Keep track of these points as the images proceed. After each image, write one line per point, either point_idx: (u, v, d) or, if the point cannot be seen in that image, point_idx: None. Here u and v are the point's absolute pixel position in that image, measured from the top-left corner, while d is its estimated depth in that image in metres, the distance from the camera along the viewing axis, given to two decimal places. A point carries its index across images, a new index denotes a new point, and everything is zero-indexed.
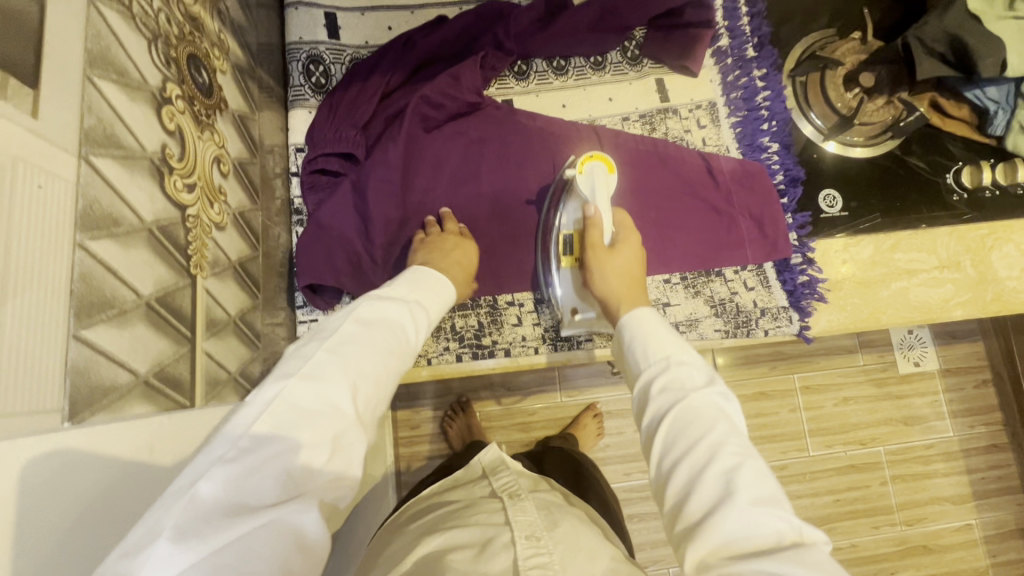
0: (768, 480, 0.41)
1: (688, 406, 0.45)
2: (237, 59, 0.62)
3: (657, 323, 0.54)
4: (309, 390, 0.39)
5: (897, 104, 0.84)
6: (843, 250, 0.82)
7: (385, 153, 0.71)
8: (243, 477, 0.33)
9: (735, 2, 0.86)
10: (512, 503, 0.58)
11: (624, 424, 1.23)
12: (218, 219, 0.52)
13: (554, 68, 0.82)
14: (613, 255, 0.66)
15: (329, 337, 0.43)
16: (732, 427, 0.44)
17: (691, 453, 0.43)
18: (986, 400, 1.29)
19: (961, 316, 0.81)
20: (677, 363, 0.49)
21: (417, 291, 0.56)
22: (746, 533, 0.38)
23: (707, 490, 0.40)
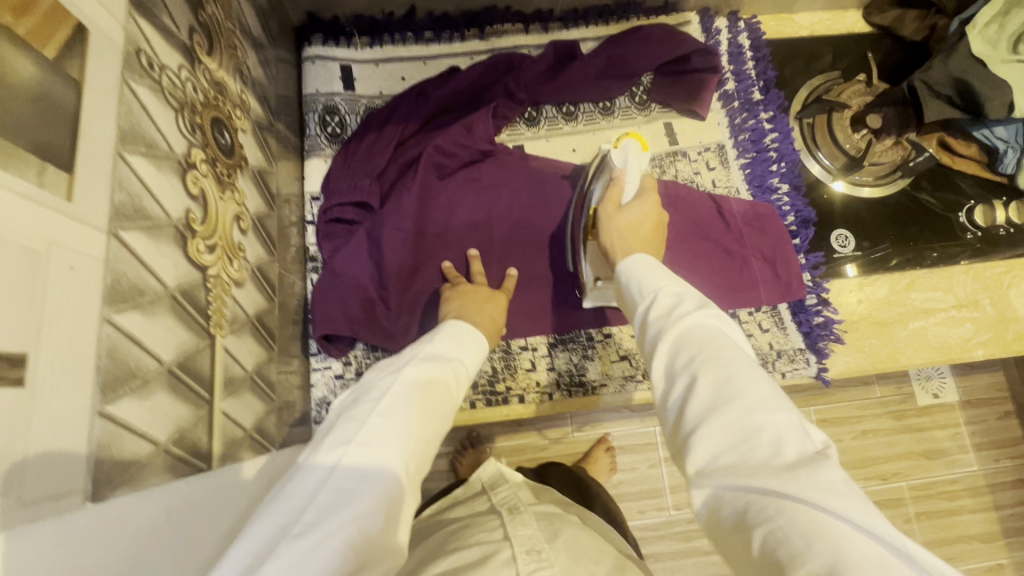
0: (771, 392, 0.35)
1: (681, 331, 0.41)
2: (257, 115, 0.63)
3: (656, 263, 0.51)
4: (364, 458, 0.39)
5: (905, 144, 0.85)
6: (857, 290, 0.82)
7: (399, 202, 0.73)
8: (308, 553, 0.33)
9: (740, 47, 0.88)
10: (511, 518, 0.57)
11: (637, 460, 1.20)
12: (236, 274, 0.53)
13: (564, 114, 0.84)
14: (622, 211, 0.61)
15: (380, 400, 0.43)
16: (731, 346, 0.39)
17: (685, 377, 0.38)
18: (1009, 433, 1.25)
19: (983, 356, 0.80)
20: (667, 290, 0.46)
21: (457, 346, 0.55)
22: (745, 447, 0.33)
23: (701, 407, 0.36)
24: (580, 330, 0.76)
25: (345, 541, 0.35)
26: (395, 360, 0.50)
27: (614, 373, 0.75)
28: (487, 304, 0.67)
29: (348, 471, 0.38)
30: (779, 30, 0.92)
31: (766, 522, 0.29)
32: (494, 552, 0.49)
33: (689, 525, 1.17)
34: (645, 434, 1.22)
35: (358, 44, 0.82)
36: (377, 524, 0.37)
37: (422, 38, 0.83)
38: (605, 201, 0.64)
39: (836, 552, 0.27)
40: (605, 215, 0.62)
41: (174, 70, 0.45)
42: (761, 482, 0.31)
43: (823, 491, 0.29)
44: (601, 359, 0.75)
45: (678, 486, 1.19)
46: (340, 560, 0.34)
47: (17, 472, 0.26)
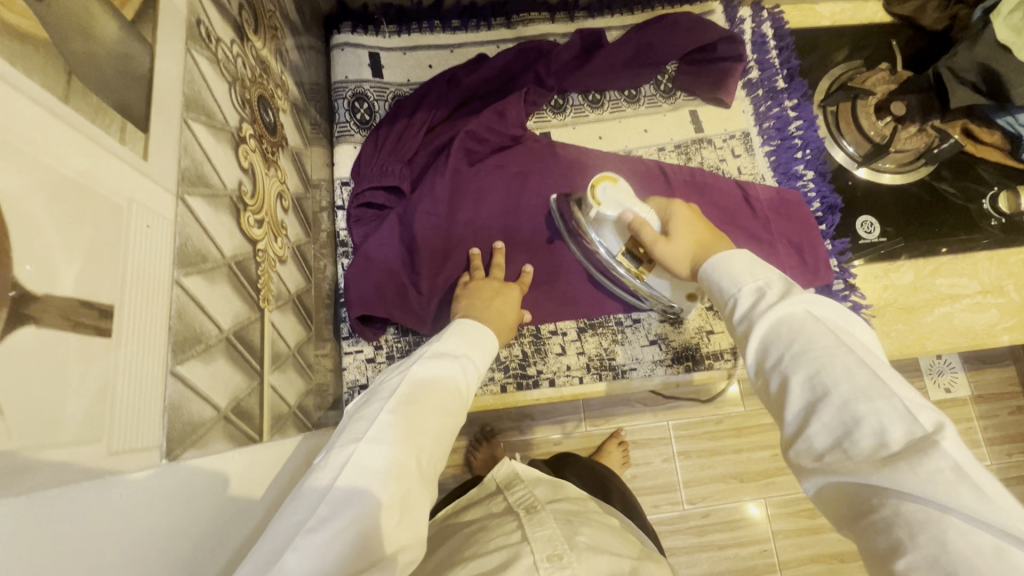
0: (873, 379, 0.36)
1: (772, 324, 0.42)
2: (295, 98, 0.64)
3: (741, 253, 0.49)
4: (376, 454, 0.40)
5: (930, 132, 0.86)
6: (882, 276, 0.82)
7: (431, 187, 0.73)
8: (323, 546, 0.34)
9: (764, 36, 0.88)
10: (529, 518, 0.57)
11: (651, 454, 1.20)
12: (281, 251, 0.53)
13: (590, 102, 0.84)
14: (672, 241, 0.59)
15: (389, 399, 0.44)
16: (826, 334, 0.39)
17: (779, 371, 0.40)
18: (1020, 427, 1.26)
19: (1009, 341, 0.81)
20: (754, 286, 0.46)
21: (465, 344, 0.55)
22: (846, 440, 0.34)
23: (800, 401, 0.38)
24: (609, 315, 0.76)
25: (360, 532, 0.35)
26: (402, 363, 0.50)
27: (644, 357, 0.75)
28: (496, 300, 0.67)
29: (360, 467, 0.39)
30: (802, 19, 0.93)
31: (875, 513, 0.32)
32: (515, 559, 0.49)
33: (704, 519, 1.17)
34: (660, 429, 1.22)
35: (386, 32, 0.83)
36: (391, 517, 0.37)
37: (449, 26, 0.84)
38: (648, 243, 0.61)
39: (940, 540, 0.29)
40: (662, 252, 0.59)
41: (228, 44, 0.45)
42: (860, 476, 0.33)
43: (929, 481, 0.30)
44: (631, 343, 0.76)
45: (692, 481, 1.19)
46: (353, 553, 0.34)
47: (104, 421, 0.27)
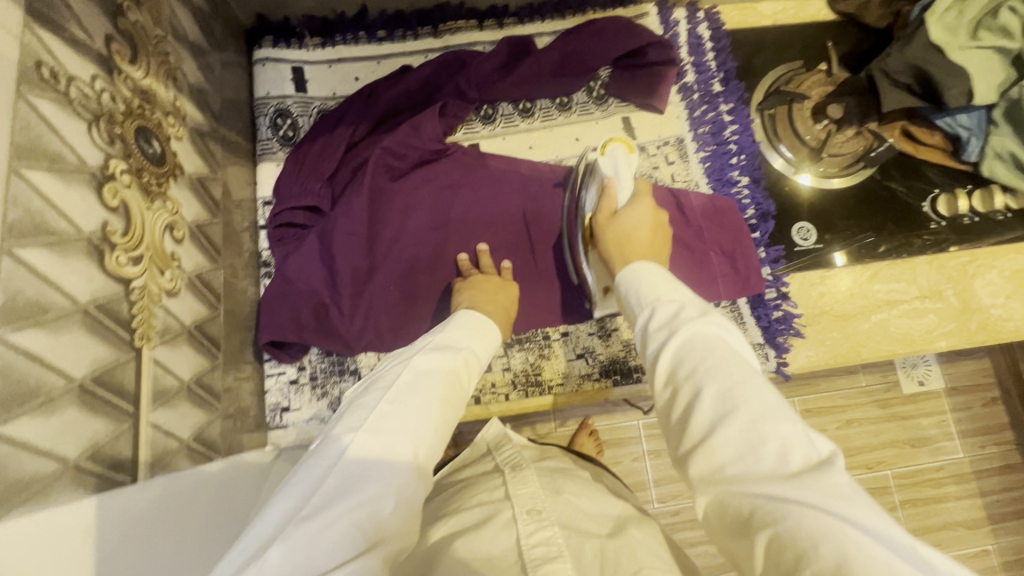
0: (778, 403, 0.38)
1: (681, 339, 0.43)
2: (197, 122, 0.62)
3: (655, 270, 0.51)
4: (374, 444, 0.42)
5: (865, 135, 0.84)
6: (818, 283, 0.81)
7: (349, 205, 0.72)
8: (319, 531, 0.36)
9: (700, 38, 0.86)
10: (513, 475, 0.57)
11: (620, 453, 1.24)
12: (169, 284, 0.52)
13: (521, 111, 0.83)
14: (618, 217, 0.62)
15: (389, 389, 0.46)
16: (732, 356, 0.41)
17: (686, 386, 0.41)
18: (995, 418, 1.34)
19: (946, 347, 0.80)
20: (668, 299, 0.46)
21: (468, 334, 0.57)
22: (753, 459, 0.36)
23: (704, 419, 0.39)
24: (537, 329, 0.76)
25: (354, 520, 0.38)
26: (405, 351, 0.53)
27: (571, 371, 0.75)
28: (500, 293, 0.69)
29: (357, 458, 0.41)
30: (742, 20, 0.90)
31: (779, 525, 0.33)
32: (494, 514, 0.50)
33: (674, 517, 1.20)
34: (629, 428, 1.25)
35: (310, 45, 0.81)
36: (386, 505, 0.40)
37: (375, 37, 0.82)
38: (602, 210, 0.65)
39: (842, 553, 0.30)
40: (601, 224, 0.63)
41: (87, 81, 0.44)
42: (762, 489, 0.34)
43: (825, 490, 0.33)
44: (558, 358, 0.76)
45: (662, 479, 1.23)
46: (348, 539, 0.37)
47: None
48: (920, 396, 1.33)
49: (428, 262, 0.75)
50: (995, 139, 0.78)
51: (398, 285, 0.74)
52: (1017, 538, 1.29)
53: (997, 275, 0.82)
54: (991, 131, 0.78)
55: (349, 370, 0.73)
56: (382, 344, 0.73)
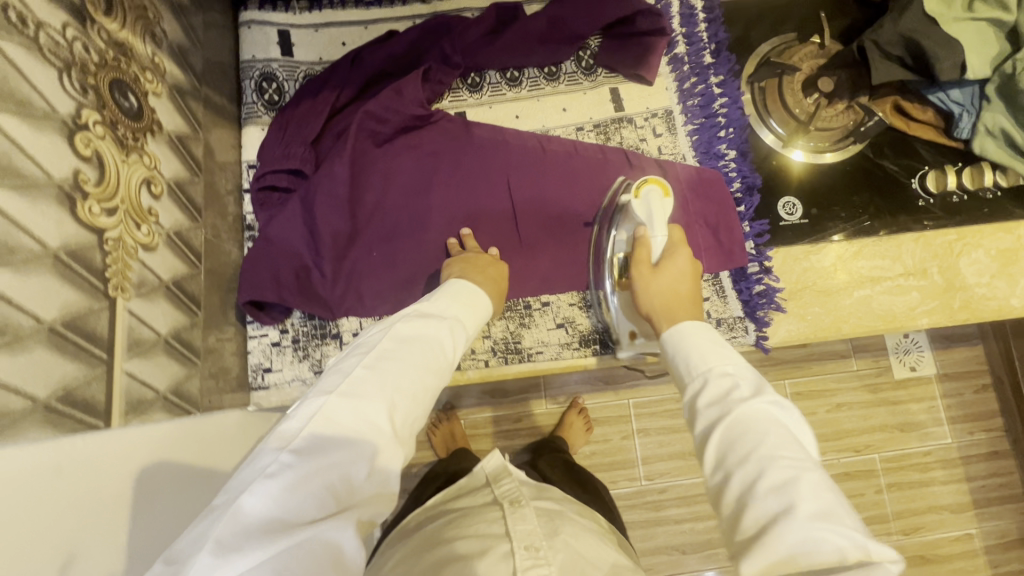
0: (835, 504, 0.40)
1: (732, 420, 0.47)
2: (177, 80, 0.62)
3: (708, 338, 0.56)
4: (346, 404, 0.42)
5: (856, 109, 0.83)
6: (803, 258, 0.81)
7: (332, 169, 0.72)
8: (282, 495, 0.36)
9: (692, 9, 0.85)
10: (512, 511, 0.61)
11: (610, 431, 1.26)
12: (146, 239, 0.53)
13: (508, 80, 0.82)
14: (659, 272, 0.66)
15: (368, 354, 0.47)
16: (786, 441, 0.45)
17: (739, 471, 0.44)
18: (985, 406, 1.34)
19: (927, 325, 0.80)
20: (722, 372, 0.52)
21: (452, 307, 0.58)
22: (809, 555, 0.38)
23: (761, 512, 0.41)
24: (518, 297, 0.77)
25: (323, 483, 0.38)
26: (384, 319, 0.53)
27: (550, 341, 0.76)
28: (490, 268, 0.70)
29: (327, 419, 0.41)
30: None
31: None
32: (491, 547, 0.53)
33: (661, 494, 1.22)
34: (621, 407, 1.27)
35: (296, 9, 0.80)
36: (360, 472, 0.40)
37: (362, 2, 0.81)
38: (638, 261, 0.68)
39: None
40: (642, 276, 0.67)
41: (58, 29, 0.44)
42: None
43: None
44: (537, 327, 0.76)
45: (651, 458, 1.25)
46: (314, 501, 0.37)
47: None
48: (912, 381, 1.33)
49: (410, 228, 0.76)
50: (987, 116, 0.78)
51: (380, 251, 0.75)
52: (1000, 521, 1.30)
53: (983, 255, 0.82)
54: (982, 107, 0.78)
55: (331, 334, 0.73)
56: (364, 308, 0.74)
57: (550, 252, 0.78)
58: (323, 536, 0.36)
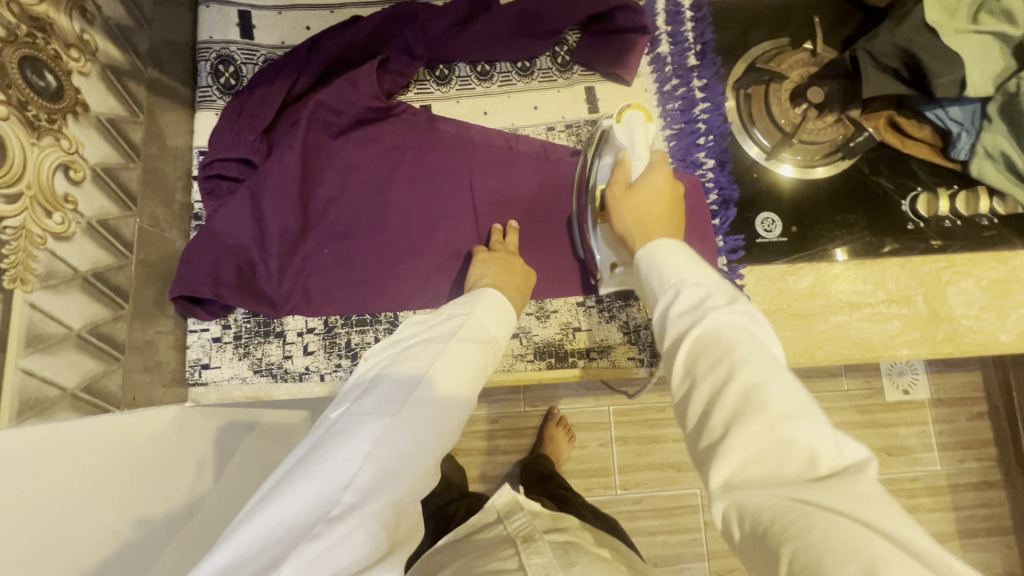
0: (808, 406, 0.40)
1: (705, 326, 0.45)
2: (112, 59, 0.59)
3: (677, 249, 0.54)
4: (403, 439, 0.46)
5: (846, 123, 0.77)
6: (779, 278, 0.76)
7: (280, 161, 0.69)
8: (344, 539, 0.40)
9: (679, 6, 0.80)
10: (527, 546, 0.60)
11: (588, 438, 1.23)
12: (60, 228, 0.50)
13: (478, 73, 0.78)
14: (630, 193, 0.63)
15: (422, 380, 0.50)
16: (757, 350, 0.43)
17: (708, 379, 0.43)
18: (980, 434, 1.29)
19: (907, 355, 0.75)
20: (692, 282, 0.50)
21: (492, 316, 0.60)
22: (777, 461, 0.38)
23: (731, 416, 0.41)
24: None
25: (378, 526, 0.41)
26: (433, 331, 0.55)
27: (503, 352, 0.72)
28: (519, 271, 0.68)
29: (387, 457, 0.44)
30: None
31: (802, 535, 0.34)
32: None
33: (636, 505, 1.19)
34: (600, 414, 1.23)
35: None
36: (406, 500, 0.45)
37: None
38: (614, 183, 0.66)
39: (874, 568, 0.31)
40: (615, 198, 0.64)
41: None
42: (787, 495, 0.36)
43: (854, 498, 0.34)
44: None
45: (628, 468, 1.22)
46: (370, 543, 0.41)
47: None
48: (904, 405, 1.28)
49: (366, 225, 0.73)
50: (988, 136, 0.72)
51: (334, 249, 0.72)
52: (986, 554, 1.26)
53: (974, 285, 0.77)
54: (984, 127, 0.72)
55: (274, 333, 0.71)
56: (311, 308, 0.71)
57: None
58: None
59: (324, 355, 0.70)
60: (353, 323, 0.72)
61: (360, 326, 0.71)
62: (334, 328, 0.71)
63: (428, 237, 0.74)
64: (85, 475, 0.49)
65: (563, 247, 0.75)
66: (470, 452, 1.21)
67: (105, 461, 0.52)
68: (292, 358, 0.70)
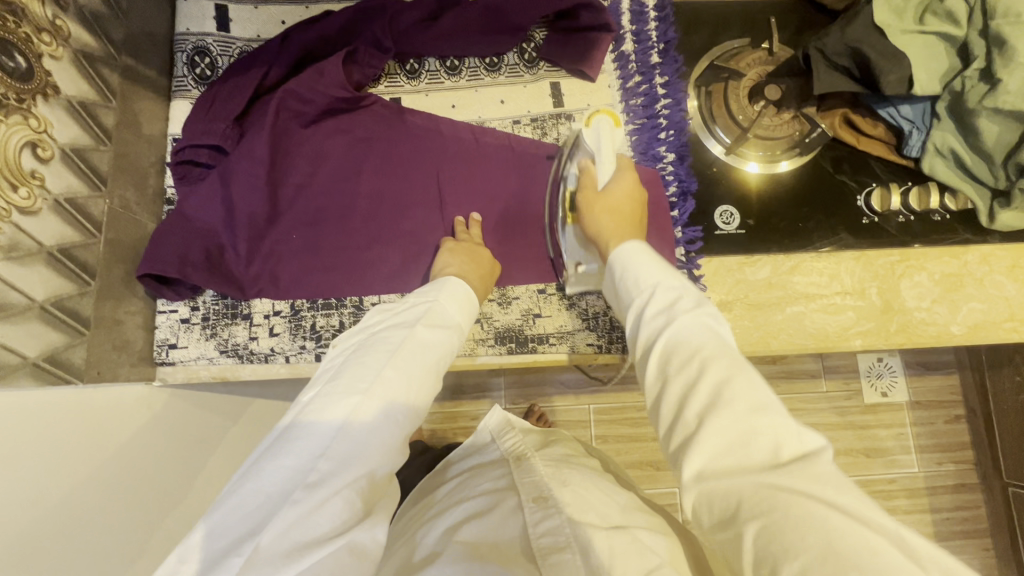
0: (769, 395, 0.43)
1: (674, 329, 0.49)
2: (85, 45, 0.62)
3: (648, 255, 0.57)
4: (374, 411, 0.48)
5: (801, 120, 0.80)
6: (736, 269, 0.78)
7: (250, 148, 0.71)
8: (319, 503, 0.43)
9: (643, 6, 0.83)
10: (519, 465, 0.64)
11: (568, 435, 1.24)
12: (25, 202, 0.52)
13: (447, 68, 0.80)
14: (604, 197, 0.66)
15: (391, 355, 0.52)
16: (722, 347, 0.47)
17: (679, 376, 0.46)
18: (957, 437, 1.30)
19: (861, 346, 0.77)
20: (664, 287, 0.53)
21: (462, 303, 0.62)
22: (743, 451, 0.41)
23: (700, 408, 0.43)
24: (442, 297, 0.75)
25: (353, 492, 0.45)
26: (402, 313, 0.58)
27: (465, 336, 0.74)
28: (484, 256, 0.71)
29: (357, 427, 0.47)
30: None
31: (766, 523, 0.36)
32: (500, 503, 0.57)
33: None
34: (580, 411, 1.25)
35: None
36: (382, 469, 0.48)
37: None
38: (584, 188, 0.68)
39: (828, 541, 0.34)
40: (587, 200, 0.66)
41: None
42: (754, 480, 0.39)
43: (811, 478, 0.37)
44: None
45: None
46: (345, 508, 0.44)
47: None
48: (882, 407, 1.30)
49: (335, 212, 0.75)
50: (937, 134, 0.75)
51: (301, 234, 0.74)
52: (963, 557, 1.26)
53: (927, 278, 0.79)
54: (933, 125, 0.75)
55: (241, 315, 0.72)
56: (278, 291, 0.73)
57: None
58: (351, 539, 0.44)
59: (288, 336, 0.72)
60: (318, 306, 0.74)
61: (325, 309, 0.73)
62: (300, 311, 0.73)
63: (394, 224, 0.76)
64: (51, 440, 0.53)
65: (525, 236, 0.77)
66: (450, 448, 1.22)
67: (61, 430, 0.55)
68: (257, 339, 0.72)
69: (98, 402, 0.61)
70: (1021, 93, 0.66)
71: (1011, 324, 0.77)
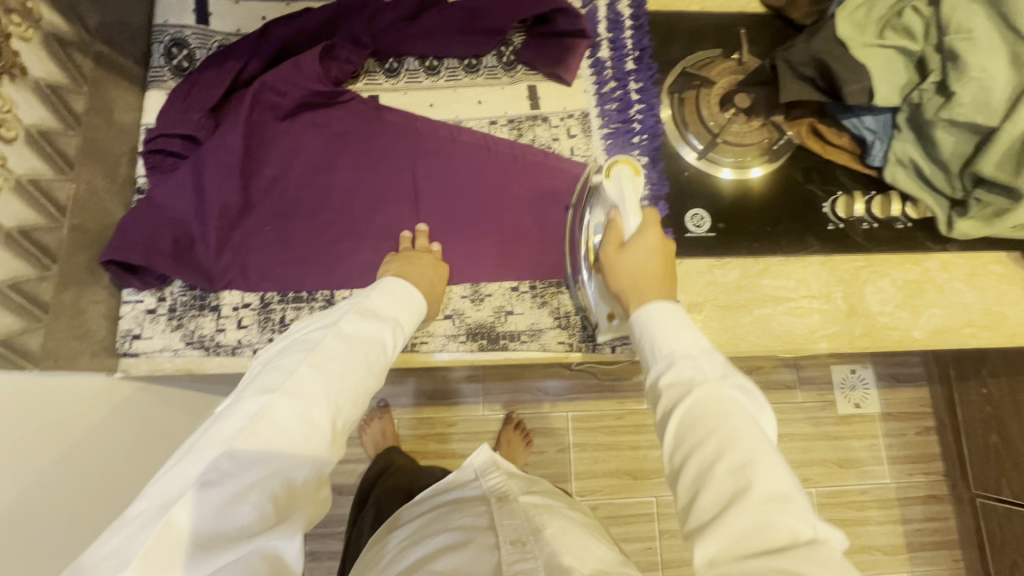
0: (787, 480, 0.43)
1: (691, 402, 0.47)
2: (56, 28, 0.61)
3: (676, 316, 0.55)
4: (288, 409, 0.46)
5: (770, 128, 0.83)
6: (706, 272, 0.80)
7: (223, 138, 0.71)
8: (220, 508, 0.41)
9: (618, 15, 0.85)
10: (501, 505, 0.62)
11: (546, 442, 1.23)
12: None
13: (426, 68, 0.81)
14: (624, 253, 0.62)
15: (310, 353, 0.50)
16: (745, 425, 0.46)
17: (696, 455, 0.45)
18: (928, 448, 1.32)
19: (827, 349, 0.79)
20: (685, 355, 0.51)
21: (397, 306, 0.61)
22: (757, 537, 0.40)
23: (718, 493, 0.43)
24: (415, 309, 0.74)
25: (260, 496, 0.43)
26: (328, 313, 0.56)
27: (436, 331, 0.74)
28: (428, 269, 0.70)
29: (267, 425, 0.45)
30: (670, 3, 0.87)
31: None
32: (476, 539, 0.55)
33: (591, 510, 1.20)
34: (558, 419, 1.24)
35: None
36: (299, 472, 0.45)
37: None
38: (608, 243, 0.64)
39: None
40: (608, 258, 0.63)
41: None
42: (764, 566, 0.38)
43: (818, 565, 0.37)
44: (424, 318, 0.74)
45: (584, 473, 1.22)
46: (253, 511, 0.42)
47: None
48: (855, 418, 1.31)
49: (308, 205, 0.75)
50: (898, 144, 0.78)
51: (273, 227, 0.74)
52: (933, 568, 1.28)
53: (889, 284, 0.81)
54: (894, 135, 0.78)
55: (209, 306, 0.71)
56: (247, 282, 0.72)
57: (449, 241, 0.77)
58: (260, 544, 0.42)
59: (256, 329, 0.71)
60: (287, 300, 0.73)
61: (295, 303, 0.72)
62: (268, 303, 0.72)
63: (369, 219, 0.76)
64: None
65: (499, 234, 0.78)
66: (425, 454, 1.21)
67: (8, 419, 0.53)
68: (224, 331, 0.71)
69: (50, 389, 0.59)
70: (973, 105, 0.69)
71: (970, 330, 0.79)
